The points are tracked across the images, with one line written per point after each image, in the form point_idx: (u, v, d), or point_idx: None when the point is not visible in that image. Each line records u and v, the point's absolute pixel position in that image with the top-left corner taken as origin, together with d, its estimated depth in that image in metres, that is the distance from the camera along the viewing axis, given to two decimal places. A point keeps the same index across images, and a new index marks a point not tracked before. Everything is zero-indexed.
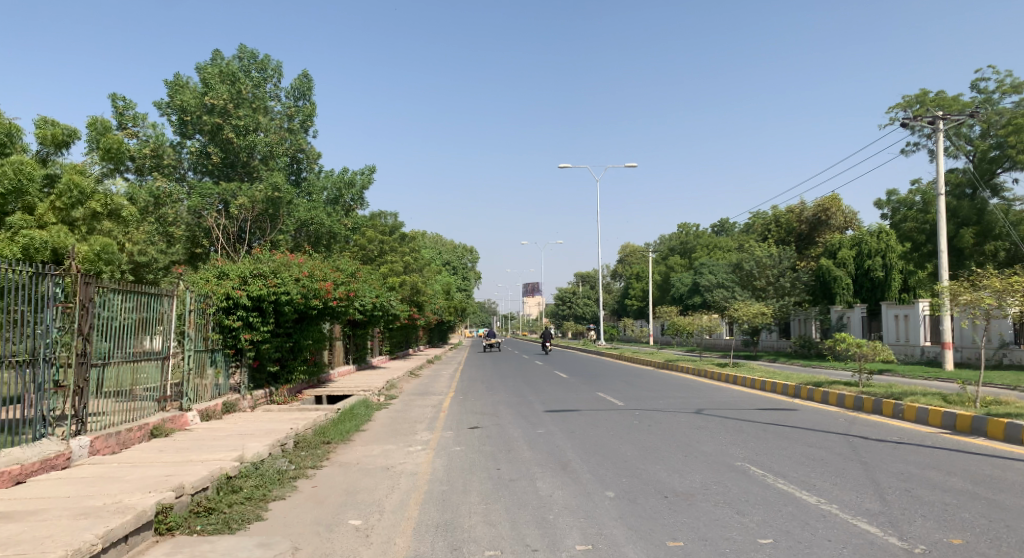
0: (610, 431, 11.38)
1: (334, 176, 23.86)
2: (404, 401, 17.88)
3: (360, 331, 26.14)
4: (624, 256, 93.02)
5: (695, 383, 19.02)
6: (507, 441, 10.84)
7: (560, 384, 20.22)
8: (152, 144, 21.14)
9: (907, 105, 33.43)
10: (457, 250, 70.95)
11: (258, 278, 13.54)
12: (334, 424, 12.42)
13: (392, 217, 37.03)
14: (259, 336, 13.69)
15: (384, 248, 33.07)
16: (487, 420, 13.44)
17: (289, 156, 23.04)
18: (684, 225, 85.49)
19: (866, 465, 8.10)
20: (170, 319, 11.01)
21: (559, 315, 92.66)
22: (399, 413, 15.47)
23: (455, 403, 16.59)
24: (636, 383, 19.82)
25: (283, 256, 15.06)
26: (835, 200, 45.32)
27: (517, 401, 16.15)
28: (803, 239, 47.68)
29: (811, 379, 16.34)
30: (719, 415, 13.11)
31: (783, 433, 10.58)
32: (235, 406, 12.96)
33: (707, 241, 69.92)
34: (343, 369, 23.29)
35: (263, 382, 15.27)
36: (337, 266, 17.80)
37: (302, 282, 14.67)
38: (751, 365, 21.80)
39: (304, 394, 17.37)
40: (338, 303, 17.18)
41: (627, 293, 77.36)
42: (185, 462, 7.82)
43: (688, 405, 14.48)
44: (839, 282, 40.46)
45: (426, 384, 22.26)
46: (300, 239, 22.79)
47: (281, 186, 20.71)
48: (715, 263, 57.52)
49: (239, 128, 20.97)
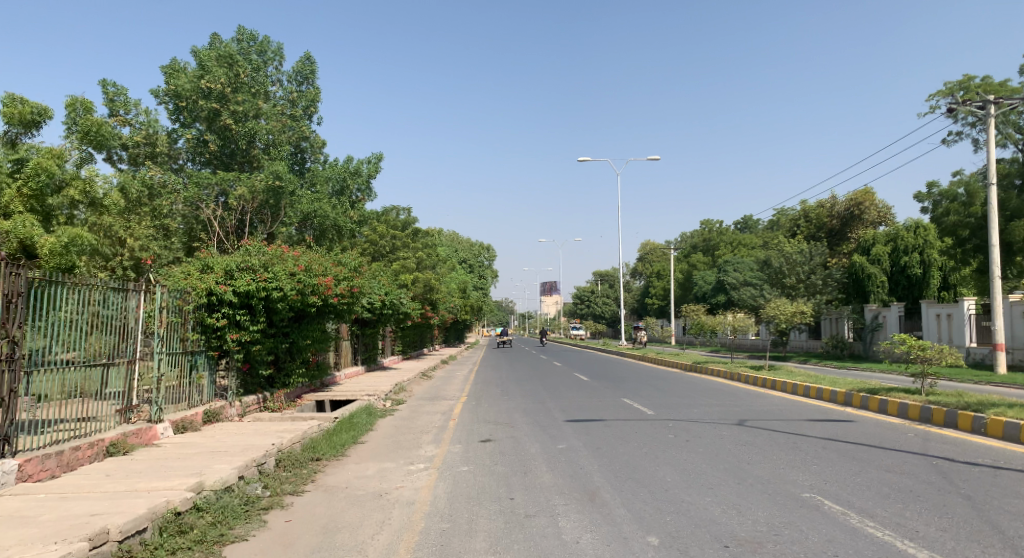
0: (642, 448, 9.83)
1: (340, 166, 22.46)
2: (413, 406, 16.41)
3: (370, 331, 24.79)
4: (644, 254, 91.19)
5: (730, 388, 17.40)
6: (522, 460, 9.32)
7: (582, 388, 18.69)
8: (145, 132, 19.84)
9: (950, 92, 31.50)
10: (474, 248, 69.56)
11: (246, 272, 12.16)
12: (327, 436, 10.95)
13: (406, 212, 35.68)
14: (249, 336, 12.29)
15: (397, 245, 31.73)
16: (501, 431, 11.91)
17: (293, 144, 21.69)
18: (706, 222, 83.77)
19: (971, 500, 6.52)
20: (139, 318, 9.57)
21: (577, 313, 90.97)
22: (405, 422, 13.99)
23: (467, 410, 15.08)
24: (666, 387, 18.23)
25: (276, 247, 13.67)
26: (868, 193, 43.40)
27: (536, 408, 14.64)
28: (835, 235, 45.72)
29: (864, 385, 14.67)
30: (766, 428, 11.50)
31: (849, 453, 8.98)
32: (220, 415, 11.59)
33: (732, 239, 67.87)
34: (350, 370, 21.90)
35: (257, 387, 13.90)
36: (340, 259, 16.36)
37: (297, 277, 13.28)
38: (790, 369, 20.12)
39: (304, 399, 15.99)
40: (340, 300, 15.76)
41: (649, 292, 75.66)
42: (126, 492, 6.38)
43: (727, 415, 12.87)
44: (873, 280, 38.58)
45: (439, 388, 20.84)
46: (304, 231, 21.48)
47: (283, 175, 19.37)
48: (741, 260, 55.62)
49: (237, 114, 19.67)
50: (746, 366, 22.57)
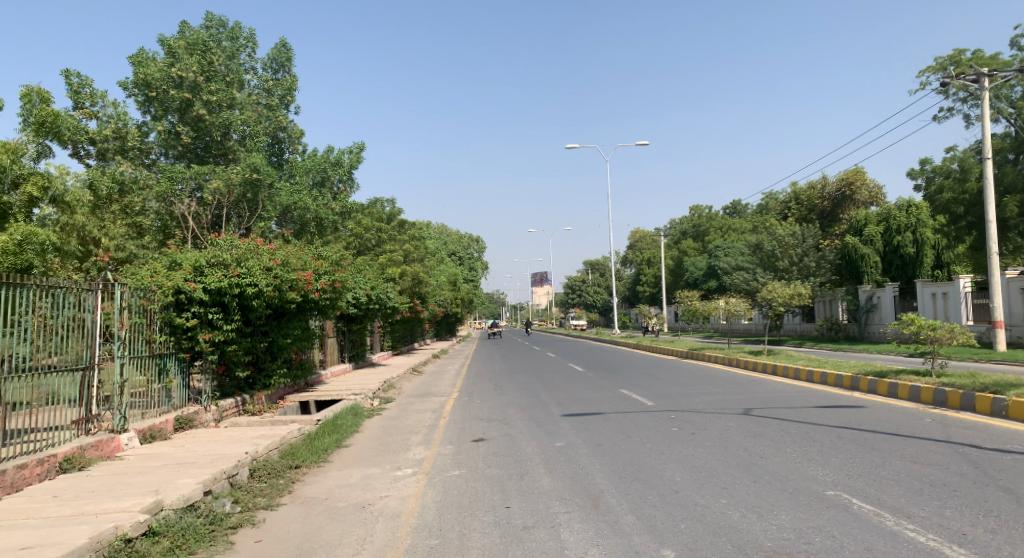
0: (646, 444, 9.20)
1: (320, 156, 21.65)
2: (401, 404, 15.72)
3: (357, 327, 24.06)
4: (634, 241, 90.64)
5: (731, 375, 16.80)
6: (518, 461, 8.65)
7: (577, 380, 18.04)
8: (114, 125, 18.93)
9: (941, 67, 30.98)
10: (463, 241, 68.72)
11: (217, 268, 11.45)
12: (309, 441, 10.25)
13: (390, 203, 34.97)
14: (223, 336, 11.55)
15: (383, 238, 30.95)
16: (495, 429, 11.24)
17: (269, 135, 20.88)
18: (696, 208, 83.26)
19: (1016, 494, 5.91)
20: (95, 321, 8.81)
21: (568, 303, 90.31)
22: (393, 421, 13.29)
23: (458, 407, 14.40)
24: (663, 376, 17.59)
25: (250, 241, 12.93)
26: (860, 172, 42.85)
27: (530, 402, 13.97)
28: (827, 216, 45.27)
29: (871, 368, 14.08)
30: (774, 416, 10.88)
31: (868, 442, 8.35)
32: (194, 421, 10.87)
33: (722, 223, 67.36)
34: (337, 368, 21.13)
35: (235, 389, 13.17)
36: (319, 252, 15.61)
37: (273, 272, 12.55)
38: (790, 353, 19.56)
39: (287, 400, 15.25)
40: (322, 296, 15.05)
41: (640, 279, 75.18)
42: (72, 516, 5.67)
43: (732, 404, 12.24)
44: (866, 260, 38.08)
45: (429, 383, 20.17)
46: (284, 225, 20.72)
47: (260, 167, 18.62)
48: (732, 245, 55.16)
49: (210, 104, 18.81)
50: (742, 351, 21.97)
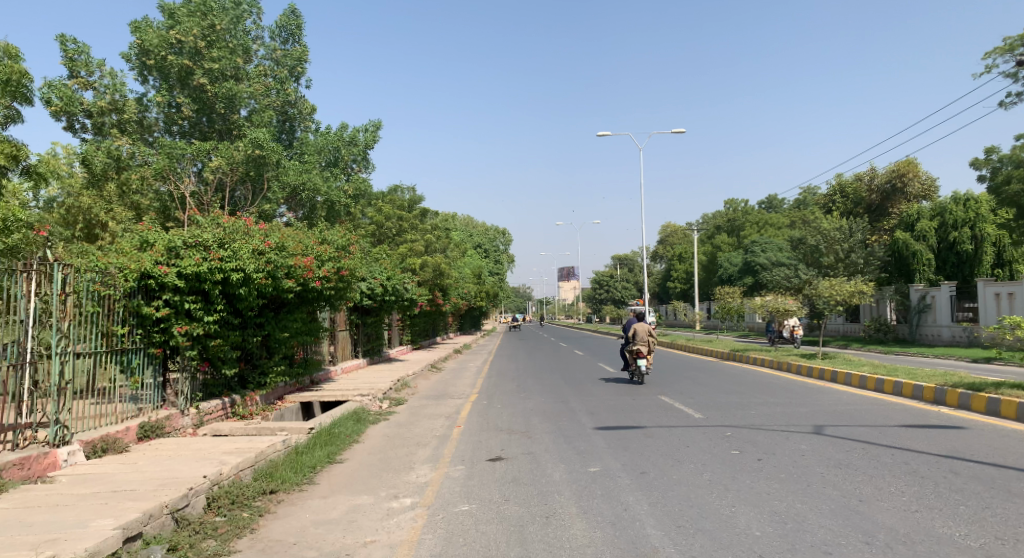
0: (704, 475, 7.38)
1: (333, 133, 20.09)
2: (414, 408, 14.03)
3: (373, 319, 22.51)
4: (664, 236, 88.32)
5: (786, 382, 14.86)
6: (544, 494, 6.89)
7: (612, 383, 16.19)
8: (111, 96, 17.12)
9: (1010, 49, 28.47)
10: (489, 233, 66.98)
11: (197, 250, 9.85)
12: (294, 457, 8.57)
13: (411, 191, 33.47)
14: (202, 329, 9.94)
15: (404, 227, 29.41)
16: (516, 445, 9.49)
17: (277, 110, 19.34)
18: (731, 201, 80.80)
19: None
20: (24, 308, 7.25)
21: (596, 299, 88.12)
22: (401, 429, 11.60)
23: (476, 413, 12.66)
24: (707, 381, 15.70)
25: (241, 221, 11.35)
26: (911, 164, 40.35)
27: (558, 410, 12.20)
28: (874, 210, 42.84)
29: (958, 379, 12.10)
30: (856, 438, 8.97)
31: (996, 481, 6.47)
32: (164, 428, 9.27)
33: (758, 218, 64.82)
34: (349, 364, 19.58)
35: (223, 389, 11.60)
36: (325, 236, 13.97)
37: (265, 256, 10.95)
38: (850, 358, 17.55)
39: (287, 401, 13.66)
40: (325, 286, 13.43)
41: (671, 275, 72.91)
42: None
43: (800, 420, 10.33)
44: (919, 257, 35.43)
45: (448, 382, 18.55)
46: (294, 208, 19.19)
47: (265, 143, 17.09)
48: (770, 241, 52.84)
49: (213, 73, 17.34)
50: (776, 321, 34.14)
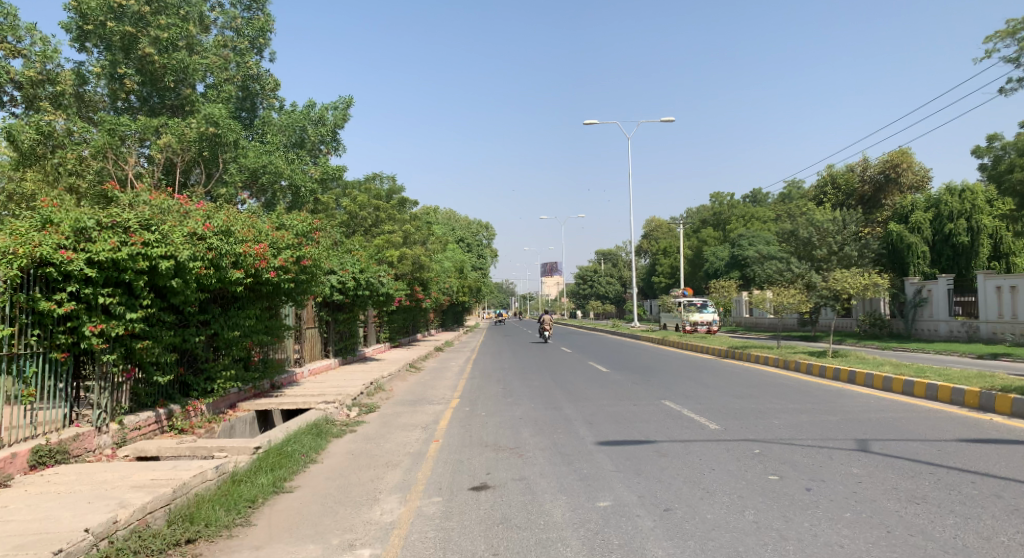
0: (746, 514, 5.79)
1: (297, 111, 18.31)
2: (387, 416, 12.35)
3: (347, 315, 20.81)
4: (649, 230, 86.88)
5: (803, 384, 13.36)
6: (541, 548, 5.29)
7: (608, 386, 14.60)
8: (43, 66, 15.30)
9: (1014, 31, 27.11)
10: (472, 227, 65.41)
11: (113, 231, 8.10)
12: (227, 490, 6.86)
13: (389, 180, 31.80)
14: (123, 329, 8.23)
15: (380, 217, 27.68)
16: (506, 469, 7.83)
17: (238, 85, 17.58)
18: (716, 194, 79.69)
19: None
20: None
21: (579, 294, 86.69)
22: (370, 444, 9.93)
23: (458, 423, 11.01)
24: (714, 383, 14.17)
25: (175, 201, 9.65)
26: (906, 154, 38.98)
27: (551, 421, 10.58)
28: (867, 201, 41.66)
29: (1004, 384, 10.65)
30: (915, 458, 7.47)
31: None
32: (69, 452, 7.56)
33: (745, 211, 63.45)
34: (318, 364, 17.90)
35: (159, 398, 9.85)
36: (283, 221, 12.25)
37: (203, 242, 9.28)
38: (865, 356, 16.13)
39: (238, 409, 11.90)
40: (285, 279, 11.75)
41: (655, 269, 71.51)
42: None
43: (838, 434, 8.80)
44: (913, 250, 33.93)
45: (426, 385, 16.90)
46: (254, 192, 17.41)
47: (219, 120, 15.46)
48: (758, 234, 51.59)
49: (161, 42, 15.61)
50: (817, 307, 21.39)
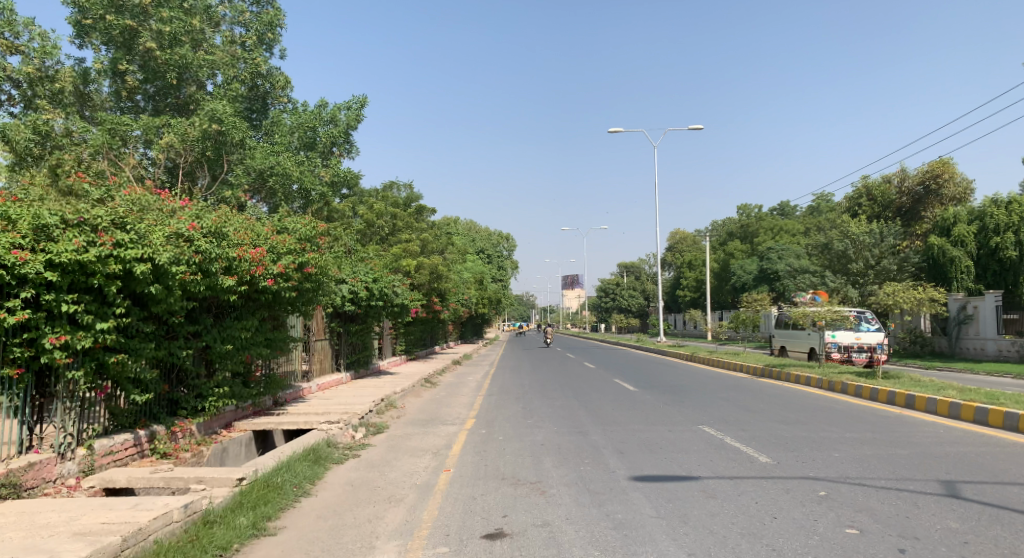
0: None
1: (309, 112, 17.42)
2: (395, 438, 11.23)
3: (361, 326, 19.78)
4: (673, 243, 85.43)
5: (856, 410, 12.06)
6: None
7: (639, 408, 13.37)
8: (40, 62, 14.59)
9: None
10: (493, 238, 64.52)
11: (77, 228, 7.09)
12: (194, 535, 5.79)
13: (406, 187, 30.92)
14: (92, 341, 7.22)
15: (398, 226, 26.77)
16: (527, 510, 6.67)
17: (246, 84, 16.76)
18: (744, 207, 78.08)
19: None
20: None
21: (602, 307, 85.31)
22: (372, 473, 8.80)
23: (473, 449, 9.84)
24: (756, 405, 12.91)
25: (159, 198, 8.67)
26: (947, 164, 37.46)
27: (577, 449, 9.40)
28: (905, 214, 40.06)
29: None
30: (1018, 507, 6.23)
31: None
32: (20, 484, 6.66)
33: (773, 223, 61.77)
34: (328, 379, 16.86)
35: (140, 419, 8.81)
36: (285, 224, 11.24)
37: (189, 243, 8.28)
38: (920, 378, 14.72)
39: (233, 429, 10.84)
40: (286, 288, 10.72)
41: (680, 283, 70.10)
42: None
43: (914, 472, 7.55)
44: (957, 264, 32.27)
45: (441, 403, 15.77)
46: (262, 195, 16.48)
47: (225, 117, 14.58)
48: (788, 247, 50.07)
49: (164, 37, 14.86)
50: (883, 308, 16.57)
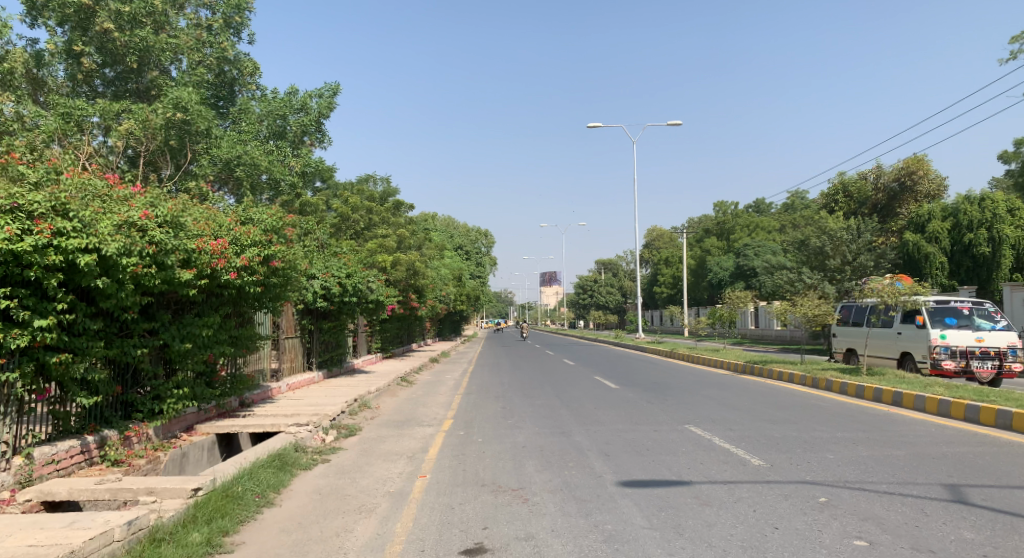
0: None
1: (278, 99, 16.75)
2: (367, 441, 10.62)
3: (334, 324, 19.11)
4: (650, 240, 85.40)
5: (845, 408, 11.68)
6: None
7: (622, 407, 12.90)
8: None
9: None
10: (470, 234, 63.97)
11: (10, 215, 6.44)
12: None
13: (382, 181, 30.28)
14: (28, 339, 6.62)
15: (373, 221, 26.12)
16: (508, 522, 6.13)
17: (212, 69, 16.07)
18: (720, 205, 78.24)
19: None
20: None
21: (579, 304, 85.05)
22: (341, 479, 8.21)
23: (450, 453, 9.26)
24: (742, 403, 12.49)
25: (108, 183, 8.02)
26: (921, 160, 37.53)
27: (560, 452, 8.87)
28: (881, 210, 40.10)
29: None
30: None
31: None
32: None
33: (749, 220, 61.85)
34: (299, 378, 16.19)
35: (90, 423, 8.17)
36: (251, 215, 10.59)
37: (140, 232, 7.65)
38: (907, 375, 14.38)
39: (194, 433, 10.18)
40: (250, 283, 10.10)
41: (658, 279, 70.02)
42: None
43: (916, 475, 7.12)
44: (931, 261, 32.21)
45: (416, 402, 15.18)
46: (229, 186, 15.79)
47: (189, 104, 13.88)
48: (765, 244, 50.07)
49: (123, 17, 14.22)
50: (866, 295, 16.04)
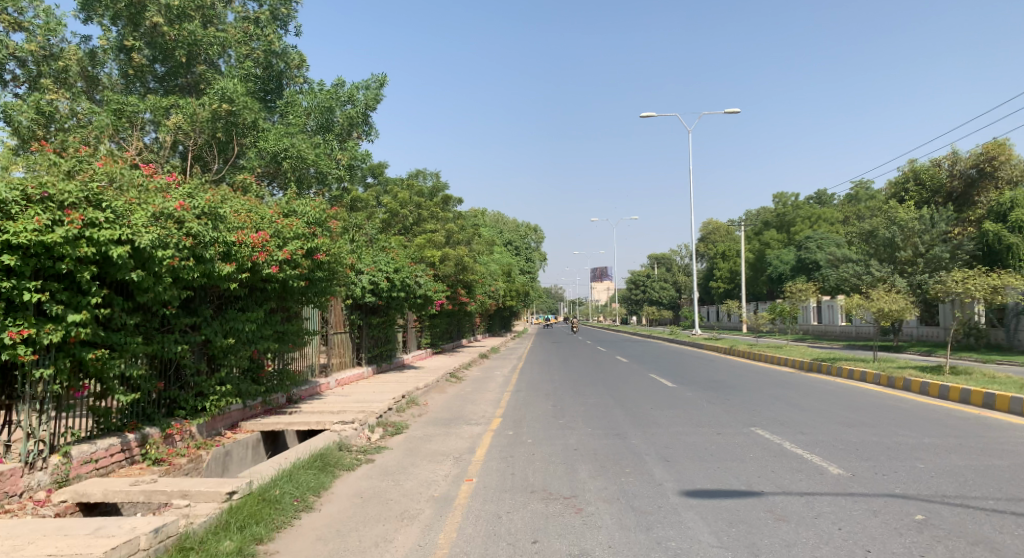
0: None
1: (325, 92, 16.48)
2: (414, 441, 10.21)
3: (383, 319, 18.85)
4: (707, 233, 83.51)
5: (928, 409, 10.78)
6: None
7: (681, 406, 12.24)
8: (45, 40, 13.95)
9: None
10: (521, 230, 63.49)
11: (38, 206, 6.17)
12: None
13: (433, 176, 30.00)
14: (62, 334, 6.38)
15: (423, 216, 25.81)
16: (562, 535, 5.61)
17: (259, 62, 15.91)
18: (780, 196, 75.92)
19: None
20: None
21: (633, 300, 83.76)
22: (386, 483, 7.79)
23: (501, 455, 8.78)
24: (812, 404, 11.69)
25: (146, 174, 7.75)
26: (1002, 145, 35.22)
27: (618, 456, 8.30)
28: (956, 199, 37.99)
29: None
30: None
31: None
32: None
33: (811, 211, 59.61)
34: (347, 374, 15.94)
35: (132, 420, 7.95)
36: (295, 207, 10.28)
37: (178, 224, 7.34)
38: (995, 374, 13.29)
39: (239, 430, 9.94)
40: (294, 277, 9.78)
41: (714, 274, 68.33)
42: None
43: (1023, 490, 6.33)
44: (1015, 251, 29.93)
45: (467, 399, 14.74)
46: (276, 179, 15.60)
47: (236, 96, 13.68)
48: (829, 236, 48.17)
49: (172, 11, 14.14)
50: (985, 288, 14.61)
